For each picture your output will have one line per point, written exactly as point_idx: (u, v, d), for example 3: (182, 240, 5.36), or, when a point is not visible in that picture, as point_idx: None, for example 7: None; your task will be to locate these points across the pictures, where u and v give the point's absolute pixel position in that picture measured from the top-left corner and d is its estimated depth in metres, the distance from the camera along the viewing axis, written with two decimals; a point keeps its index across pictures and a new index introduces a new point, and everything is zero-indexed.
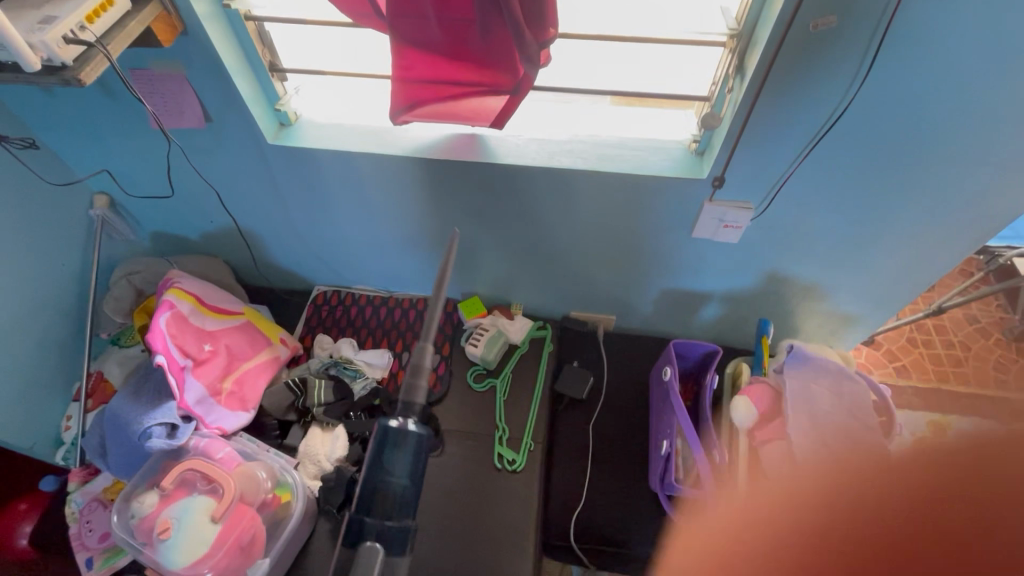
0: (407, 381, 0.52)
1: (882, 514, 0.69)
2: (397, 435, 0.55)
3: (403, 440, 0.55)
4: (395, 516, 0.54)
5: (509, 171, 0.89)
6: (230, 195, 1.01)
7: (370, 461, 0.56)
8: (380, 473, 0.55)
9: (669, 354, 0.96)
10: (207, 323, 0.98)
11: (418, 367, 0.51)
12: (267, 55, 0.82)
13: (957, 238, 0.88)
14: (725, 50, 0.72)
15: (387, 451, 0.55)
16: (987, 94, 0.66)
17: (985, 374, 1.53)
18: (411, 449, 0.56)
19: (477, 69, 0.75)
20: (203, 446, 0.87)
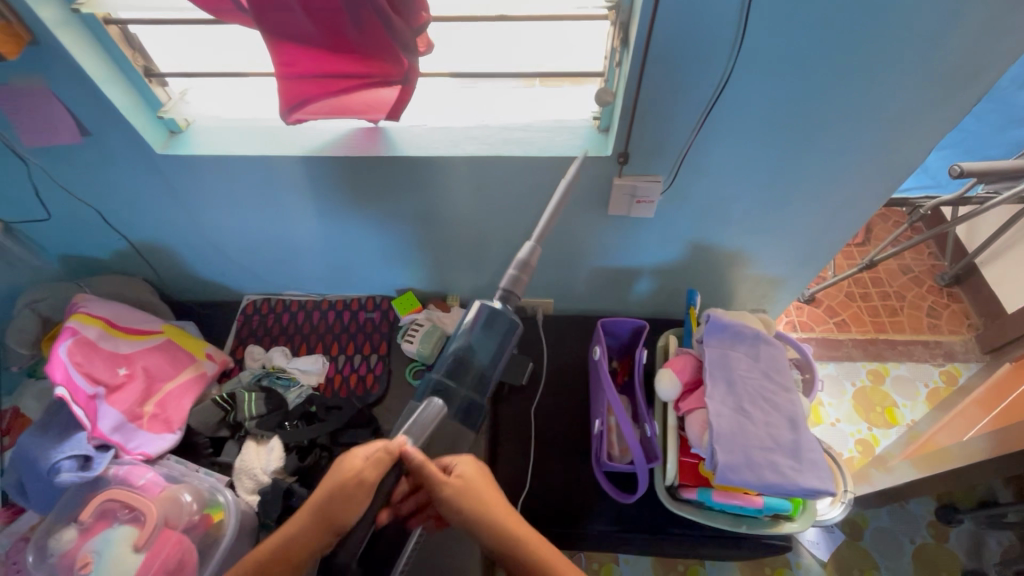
0: (514, 275, 0.75)
1: (794, 475, 0.69)
2: (495, 314, 0.80)
3: (497, 322, 0.80)
4: (471, 386, 0.82)
5: (416, 163, 0.86)
6: (132, 210, 0.97)
7: (471, 333, 0.82)
8: (462, 345, 0.82)
9: (596, 334, 0.96)
10: (120, 346, 0.94)
11: (513, 279, 0.75)
12: (138, 60, 0.78)
13: (862, 193, 0.90)
14: (609, 24, 0.71)
15: (476, 328, 0.81)
16: (863, 49, 0.67)
17: (918, 321, 1.59)
18: (497, 330, 0.81)
19: (361, 60, 0.73)
20: (122, 474, 0.84)
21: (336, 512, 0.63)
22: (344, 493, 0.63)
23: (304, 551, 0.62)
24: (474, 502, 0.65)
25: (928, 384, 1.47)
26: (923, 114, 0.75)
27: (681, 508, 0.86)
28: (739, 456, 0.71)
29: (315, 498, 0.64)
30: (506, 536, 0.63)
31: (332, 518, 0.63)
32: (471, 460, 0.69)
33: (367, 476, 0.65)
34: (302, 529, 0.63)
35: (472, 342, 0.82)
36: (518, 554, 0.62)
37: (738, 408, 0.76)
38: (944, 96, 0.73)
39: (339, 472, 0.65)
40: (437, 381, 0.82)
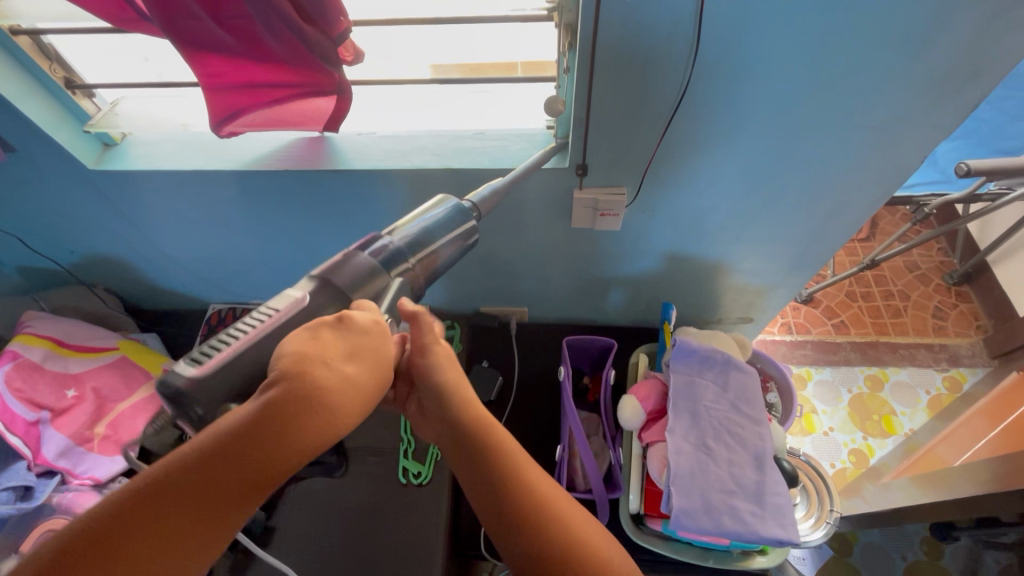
0: (505, 188, 0.65)
1: (755, 523, 0.64)
2: (460, 216, 0.61)
3: (469, 232, 0.62)
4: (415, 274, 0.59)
5: (362, 177, 0.81)
6: (77, 224, 0.93)
7: (441, 220, 0.60)
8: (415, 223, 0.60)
9: (561, 354, 0.91)
10: (69, 365, 0.92)
11: (484, 198, 0.64)
12: (58, 72, 0.74)
13: (851, 202, 0.82)
14: (557, 26, 0.64)
15: (431, 217, 0.61)
16: (839, 51, 0.60)
17: (923, 323, 1.50)
18: (456, 235, 0.61)
19: (288, 70, 0.67)
20: (66, 501, 0.82)
21: (352, 403, 0.45)
22: (374, 373, 0.47)
23: (312, 439, 0.43)
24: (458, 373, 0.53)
25: (930, 391, 1.39)
26: (913, 121, 0.67)
27: (646, 539, 0.79)
28: (696, 500, 0.66)
29: (344, 368, 0.45)
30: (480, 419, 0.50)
31: (347, 404, 0.44)
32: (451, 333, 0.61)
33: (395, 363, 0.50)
34: (317, 393, 0.43)
35: (428, 226, 0.60)
36: (490, 448, 0.48)
37: (701, 444, 0.70)
38: (934, 103, 0.65)
39: (378, 358, 0.48)
40: (378, 242, 0.58)
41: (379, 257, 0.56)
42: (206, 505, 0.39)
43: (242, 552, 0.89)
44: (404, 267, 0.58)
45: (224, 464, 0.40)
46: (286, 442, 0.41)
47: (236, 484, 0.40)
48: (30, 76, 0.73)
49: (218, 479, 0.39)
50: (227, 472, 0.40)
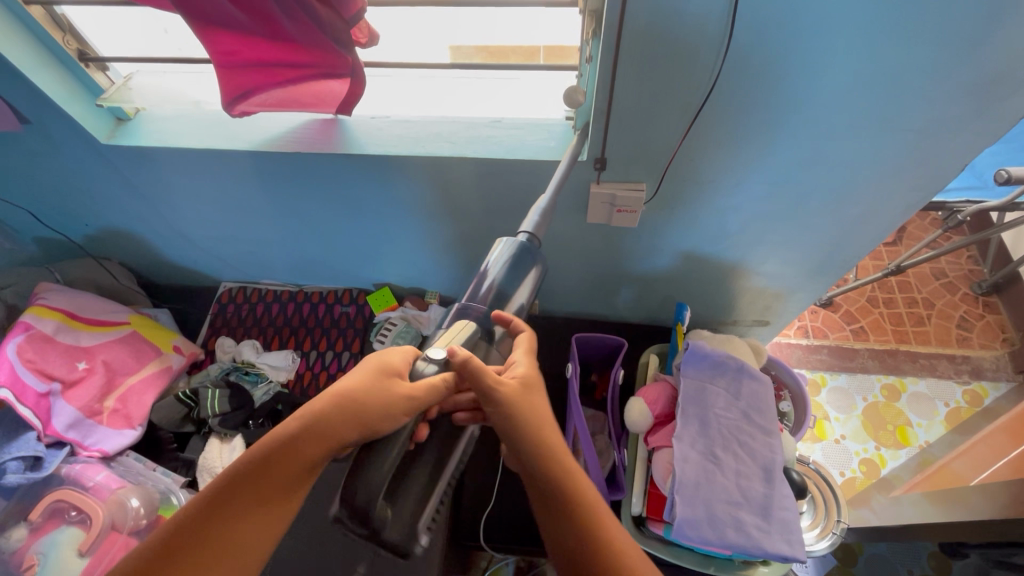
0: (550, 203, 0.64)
1: (759, 538, 0.62)
2: (524, 254, 0.63)
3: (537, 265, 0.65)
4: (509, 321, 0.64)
5: (373, 162, 0.79)
6: (91, 198, 0.93)
7: (510, 266, 0.63)
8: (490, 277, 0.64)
9: (570, 350, 0.89)
10: (81, 338, 0.93)
11: (538, 224, 0.63)
12: (71, 44, 0.73)
13: (881, 209, 0.79)
14: (582, 13, 0.61)
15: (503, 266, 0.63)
16: (881, 51, 0.56)
17: (947, 333, 1.45)
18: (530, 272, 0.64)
19: (301, 50, 0.65)
20: (76, 472, 0.85)
21: (367, 411, 0.51)
22: (375, 390, 0.53)
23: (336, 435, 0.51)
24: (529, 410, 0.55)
25: (949, 404, 1.35)
26: (956, 127, 0.63)
27: (648, 543, 0.78)
28: (700, 511, 0.64)
29: (343, 389, 0.53)
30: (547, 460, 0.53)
31: (361, 410, 0.51)
32: (531, 356, 0.61)
33: (412, 390, 0.53)
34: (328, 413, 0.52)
35: (502, 278, 0.63)
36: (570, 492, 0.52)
37: (708, 453, 0.68)
38: (977, 111, 0.61)
39: (374, 369, 0.54)
40: (468, 309, 0.63)
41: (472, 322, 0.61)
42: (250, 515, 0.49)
43: None
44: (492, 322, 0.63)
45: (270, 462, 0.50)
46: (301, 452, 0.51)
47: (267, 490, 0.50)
48: (44, 47, 0.72)
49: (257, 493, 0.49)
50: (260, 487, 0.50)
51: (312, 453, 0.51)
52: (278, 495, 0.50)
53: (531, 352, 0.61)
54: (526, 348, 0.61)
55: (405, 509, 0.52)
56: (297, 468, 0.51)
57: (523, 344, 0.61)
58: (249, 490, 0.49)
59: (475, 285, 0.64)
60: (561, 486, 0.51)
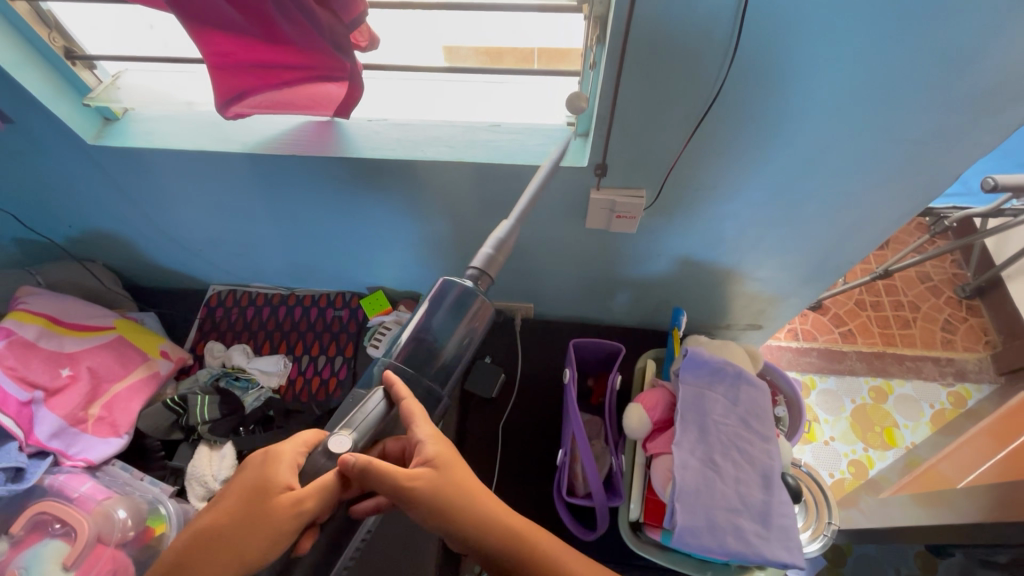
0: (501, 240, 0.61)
1: (759, 544, 0.63)
2: (460, 306, 0.65)
3: (468, 320, 0.66)
4: (437, 378, 0.69)
5: (370, 165, 0.78)
6: (76, 200, 0.90)
7: (440, 320, 0.67)
8: (426, 329, 0.68)
9: (568, 356, 0.89)
10: (65, 344, 0.90)
11: (489, 259, 0.61)
12: (58, 41, 0.70)
13: (875, 216, 0.80)
14: (587, 19, 0.61)
15: (439, 315, 0.67)
16: (880, 63, 0.57)
17: (931, 336, 1.48)
18: (467, 321, 0.66)
19: (300, 52, 0.64)
20: (60, 484, 0.82)
21: (240, 528, 0.52)
22: (255, 516, 0.52)
23: (220, 573, 0.51)
24: (453, 491, 0.54)
25: (934, 405, 1.38)
26: (950, 137, 0.64)
27: (644, 547, 0.79)
28: (700, 518, 0.64)
29: (222, 514, 0.53)
30: (497, 532, 0.54)
31: (242, 542, 0.52)
32: (433, 427, 0.59)
33: (296, 505, 0.53)
34: (211, 544, 0.52)
35: (437, 328, 0.68)
36: (505, 555, 0.53)
37: (708, 460, 0.68)
38: (969, 123, 0.62)
39: (253, 487, 0.53)
40: (399, 363, 0.68)
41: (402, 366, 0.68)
42: None
43: None
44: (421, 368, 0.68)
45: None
46: None
47: None
48: (27, 43, 0.69)
49: None
50: None
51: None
52: None
53: (430, 424, 0.58)
54: (423, 418, 0.59)
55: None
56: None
57: (415, 417, 0.58)
58: None
59: (410, 339, 0.69)
60: (494, 546, 0.53)
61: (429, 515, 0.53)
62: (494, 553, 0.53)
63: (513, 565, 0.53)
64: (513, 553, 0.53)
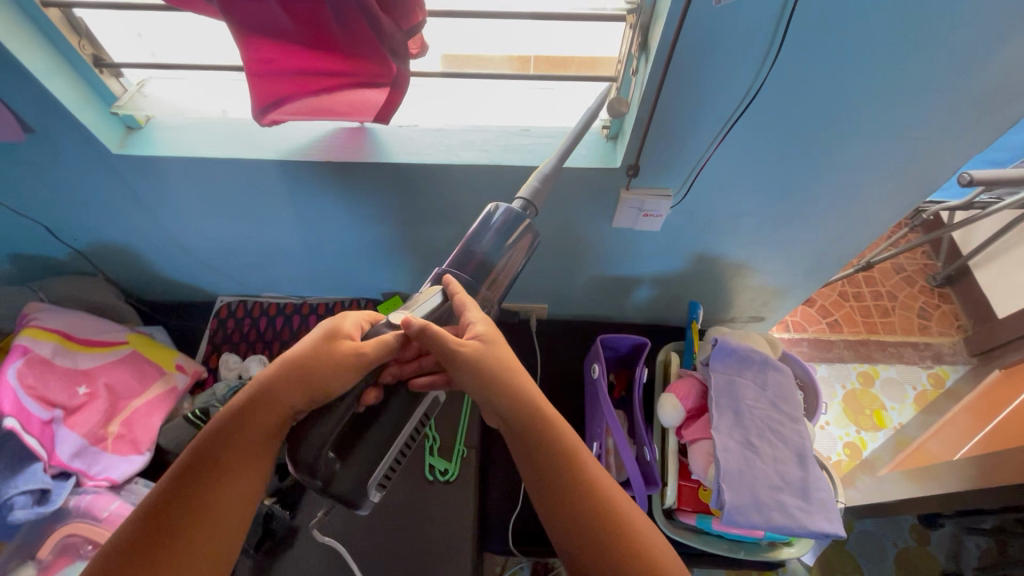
0: (545, 172, 0.63)
1: (802, 517, 0.67)
2: (513, 222, 0.63)
3: (520, 238, 0.64)
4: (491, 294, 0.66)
5: (405, 170, 0.79)
6: (88, 210, 0.88)
7: (492, 238, 0.64)
8: (478, 243, 0.65)
9: (595, 351, 0.92)
10: (79, 361, 0.87)
11: (536, 190, 0.63)
12: (86, 49, 0.69)
13: (879, 209, 0.86)
14: (629, 27, 0.64)
15: (490, 232, 0.64)
16: (902, 68, 0.61)
17: (909, 323, 1.58)
18: (514, 243, 0.64)
19: (346, 59, 0.65)
20: (86, 504, 0.79)
21: (313, 364, 0.55)
22: (325, 349, 0.56)
23: (293, 398, 0.54)
24: (498, 364, 0.57)
25: (916, 387, 1.48)
26: (954, 135, 0.70)
27: (679, 532, 0.84)
28: (747, 496, 0.68)
29: (295, 352, 0.56)
30: (530, 412, 0.56)
31: (312, 372, 0.54)
32: (484, 313, 0.61)
33: (357, 347, 0.57)
34: (284, 373, 0.54)
35: (489, 247, 0.64)
36: (537, 428, 0.56)
37: (747, 443, 0.72)
38: (974, 120, 0.68)
39: (322, 331, 0.57)
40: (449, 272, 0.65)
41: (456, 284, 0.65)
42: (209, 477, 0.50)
43: (265, 553, 0.87)
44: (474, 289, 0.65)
45: (234, 434, 0.52)
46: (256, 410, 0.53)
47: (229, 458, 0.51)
48: (54, 50, 0.67)
49: (216, 454, 0.51)
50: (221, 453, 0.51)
51: (272, 418, 0.53)
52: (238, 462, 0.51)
53: (483, 312, 0.61)
54: (475, 306, 0.61)
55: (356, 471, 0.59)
56: (261, 435, 0.53)
57: (466, 303, 0.60)
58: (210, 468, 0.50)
59: (461, 250, 0.65)
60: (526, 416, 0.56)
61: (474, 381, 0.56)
62: (519, 427, 0.56)
63: (534, 440, 0.55)
64: (539, 432, 0.56)
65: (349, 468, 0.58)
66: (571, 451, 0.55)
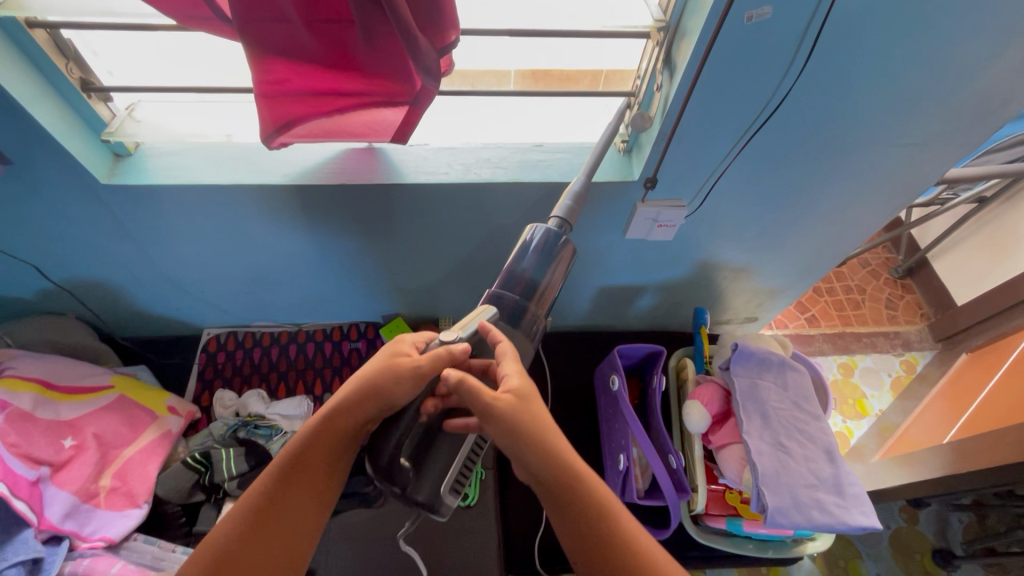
0: (579, 190, 0.65)
1: (840, 512, 0.70)
2: (554, 241, 0.65)
3: (561, 254, 0.65)
4: (538, 311, 0.66)
5: (419, 190, 0.76)
6: (66, 244, 0.81)
7: (535, 259, 0.65)
8: (520, 266, 0.65)
9: (613, 362, 0.91)
10: (62, 411, 0.80)
11: (570, 209, 0.65)
12: (74, 72, 0.64)
13: (872, 212, 0.90)
14: (650, 43, 0.65)
15: (530, 253, 0.65)
16: (910, 80, 0.64)
17: (879, 314, 1.68)
18: (557, 262, 0.65)
19: (367, 78, 0.61)
20: (85, 567, 0.71)
21: (382, 379, 0.55)
22: (390, 365, 0.56)
23: (366, 409, 0.55)
24: (530, 420, 0.53)
25: (891, 373, 1.56)
26: (948, 140, 0.74)
27: (709, 537, 0.85)
28: (787, 497, 0.70)
29: (364, 368, 0.57)
30: (563, 467, 0.53)
31: (381, 386, 0.55)
32: (520, 365, 0.57)
33: (416, 363, 0.56)
34: (357, 386, 0.56)
35: (533, 267, 0.65)
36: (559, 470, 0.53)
37: (778, 443, 0.74)
38: (967, 126, 0.71)
39: (386, 352, 0.58)
40: (496, 297, 0.65)
41: (505, 309, 0.64)
42: (298, 479, 0.53)
43: None
44: (523, 311, 0.65)
45: (318, 440, 0.54)
46: (335, 419, 0.55)
47: (317, 463, 0.54)
48: (39, 75, 0.62)
49: (306, 459, 0.53)
50: (309, 458, 0.54)
51: (351, 425, 0.55)
52: (324, 466, 0.54)
53: (518, 361, 0.58)
54: (512, 356, 0.58)
55: (431, 478, 0.56)
56: (337, 446, 0.55)
57: (506, 355, 0.58)
58: (301, 473, 0.53)
59: (506, 274, 0.66)
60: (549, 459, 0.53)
61: (504, 431, 0.52)
62: (552, 486, 0.53)
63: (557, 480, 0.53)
64: (568, 480, 0.53)
65: (425, 477, 0.56)
66: (599, 500, 0.53)
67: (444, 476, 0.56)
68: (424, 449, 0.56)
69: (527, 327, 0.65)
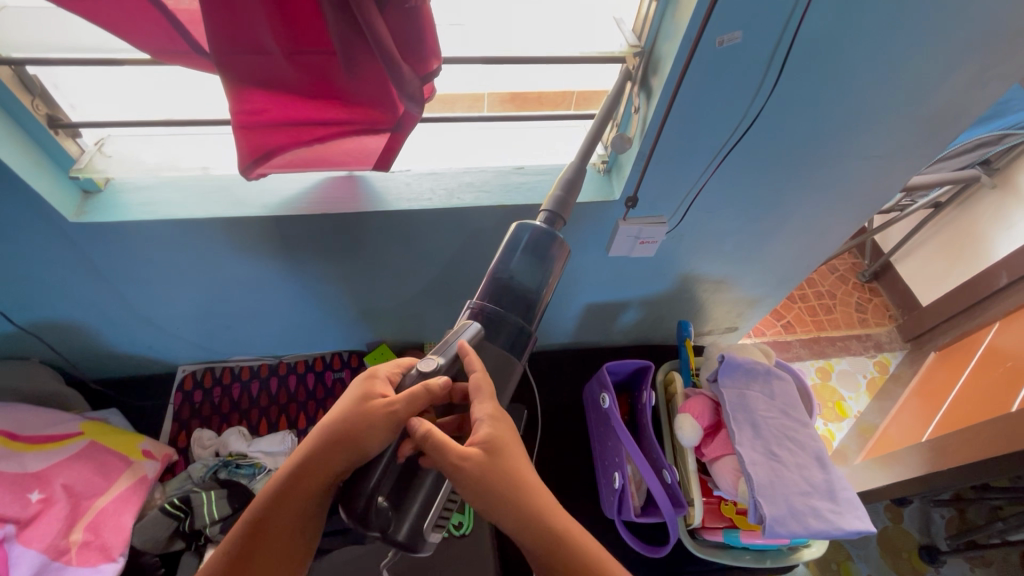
0: (568, 178, 0.62)
1: (836, 518, 0.71)
2: (545, 239, 0.61)
3: (551, 257, 0.61)
4: (528, 320, 0.62)
5: (403, 217, 0.76)
6: (30, 286, 0.77)
7: (522, 263, 0.61)
8: (507, 270, 0.61)
9: (602, 378, 0.91)
10: (27, 463, 0.75)
11: (561, 202, 0.62)
12: (41, 109, 0.61)
13: (840, 221, 0.93)
14: (626, 67, 0.67)
15: (519, 253, 0.62)
16: (871, 97, 0.67)
17: (850, 317, 1.73)
18: (547, 263, 0.62)
19: (348, 107, 0.61)
20: None
21: (353, 429, 0.52)
22: (360, 413, 0.52)
23: (335, 464, 0.52)
24: (506, 477, 0.51)
25: (867, 375, 1.61)
26: (907, 153, 0.78)
27: (707, 550, 0.84)
28: (783, 506, 0.70)
29: (334, 414, 0.54)
30: (549, 528, 0.51)
31: (350, 438, 0.51)
32: (495, 405, 0.54)
33: (390, 406, 0.52)
34: (326, 438, 0.52)
35: (519, 272, 0.61)
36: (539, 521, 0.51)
37: (769, 453, 0.75)
38: (924, 138, 0.75)
39: (358, 394, 0.55)
40: (483, 304, 0.61)
41: (490, 321, 0.60)
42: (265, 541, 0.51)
43: None
44: (510, 322, 0.61)
45: (285, 499, 0.52)
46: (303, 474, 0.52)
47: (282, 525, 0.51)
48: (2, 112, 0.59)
49: (273, 519, 0.51)
50: (275, 519, 0.51)
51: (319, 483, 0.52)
52: (290, 529, 0.51)
53: (492, 400, 0.54)
54: (488, 394, 0.54)
55: (412, 514, 0.53)
56: (303, 508, 0.52)
57: (482, 389, 0.54)
58: (266, 536, 0.51)
59: (491, 280, 0.62)
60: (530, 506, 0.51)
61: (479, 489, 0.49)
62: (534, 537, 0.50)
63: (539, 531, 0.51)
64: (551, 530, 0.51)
65: (406, 515, 0.52)
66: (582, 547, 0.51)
67: (425, 513, 0.54)
68: (404, 489, 0.53)
69: (516, 339, 0.61)
